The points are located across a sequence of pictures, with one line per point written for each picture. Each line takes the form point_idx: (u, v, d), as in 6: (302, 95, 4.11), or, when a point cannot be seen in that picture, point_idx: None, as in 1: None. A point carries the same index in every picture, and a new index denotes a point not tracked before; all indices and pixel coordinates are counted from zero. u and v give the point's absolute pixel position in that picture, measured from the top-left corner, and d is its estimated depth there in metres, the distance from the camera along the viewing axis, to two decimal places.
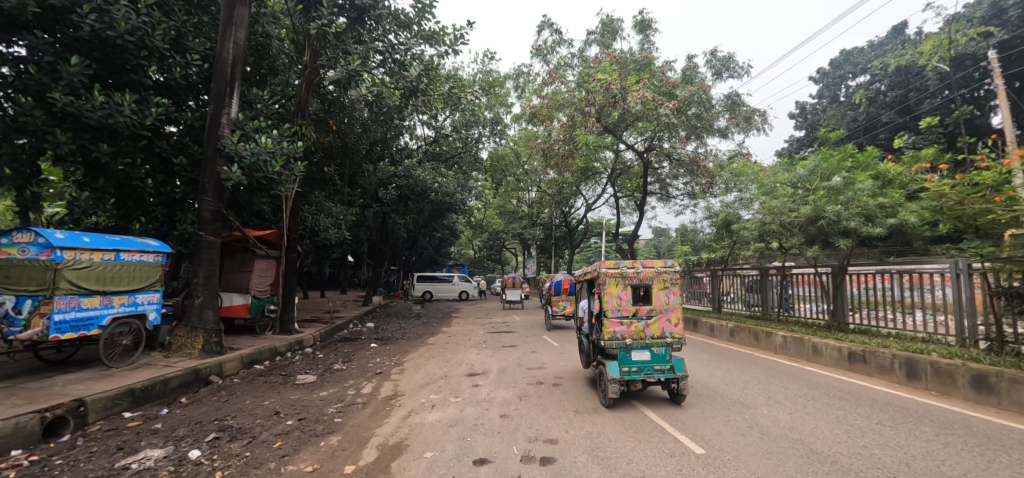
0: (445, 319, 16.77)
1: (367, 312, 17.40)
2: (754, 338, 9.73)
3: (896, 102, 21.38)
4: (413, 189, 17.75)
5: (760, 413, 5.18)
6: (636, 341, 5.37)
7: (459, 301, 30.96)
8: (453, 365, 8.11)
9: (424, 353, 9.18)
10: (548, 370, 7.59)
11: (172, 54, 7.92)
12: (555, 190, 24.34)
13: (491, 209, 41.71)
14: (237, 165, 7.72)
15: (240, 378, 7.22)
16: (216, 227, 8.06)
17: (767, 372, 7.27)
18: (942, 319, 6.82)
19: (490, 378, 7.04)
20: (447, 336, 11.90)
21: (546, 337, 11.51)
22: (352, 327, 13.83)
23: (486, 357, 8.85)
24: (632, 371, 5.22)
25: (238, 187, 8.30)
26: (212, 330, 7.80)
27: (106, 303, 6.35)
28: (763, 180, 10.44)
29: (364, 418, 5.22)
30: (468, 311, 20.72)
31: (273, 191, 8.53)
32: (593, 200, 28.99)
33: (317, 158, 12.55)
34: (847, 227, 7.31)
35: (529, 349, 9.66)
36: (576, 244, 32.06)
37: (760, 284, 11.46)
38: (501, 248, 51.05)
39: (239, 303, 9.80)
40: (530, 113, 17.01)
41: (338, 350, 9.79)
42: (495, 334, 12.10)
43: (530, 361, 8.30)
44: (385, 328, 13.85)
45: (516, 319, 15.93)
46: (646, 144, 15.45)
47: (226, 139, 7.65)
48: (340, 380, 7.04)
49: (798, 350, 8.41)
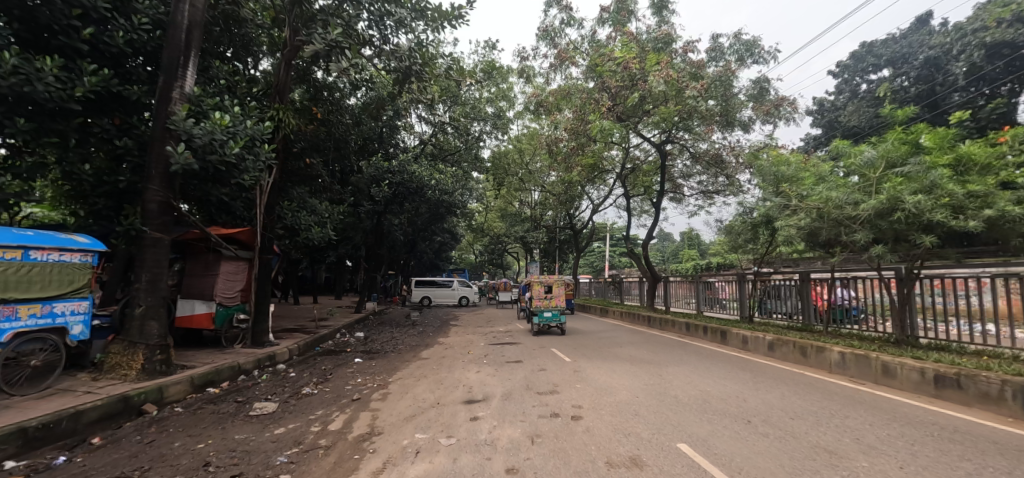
0: (443, 327, 15.37)
1: (359, 320, 16.02)
2: (802, 354, 8.32)
3: (925, 98, 19.79)
4: (408, 187, 16.43)
5: (860, 469, 3.77)
6: (546, 308, 13.54)
7: (460, 307, 29.58)
8: (448, 388, 6.71)
9: (414, 372, 7.79)
10: (562, 395, 6.21)
11: (112, 17, 6.63)
12: (561, 190, 22.93)
13: (493, 211, 40.28)
14: (186, 146, 6.37)
15: (184, 406, 5.83)
16: (165, 220, 6.70)
17: (836, 400, 5.83)
18: (1006, 331, 6.07)
19: (492, 408, 5.66)
20: (443, 348, 10.51)
21: (555, 351, 10.13)
22: (339, 337, 12.47)
23: (487, 376, 7.46)
24: (545, 321, 13.28)
25: (191, 175, 6.96)
26: (155, 346, 6.45)
27: (6, 315, 4.99)
28: (806, 170, 9.04)
29: (322, 472, 3.83)
30: (469, 318, 19.34)
31: (234, 180, 7.20)
32: (599, 201, 27.59)
33: (299, 149, 11.25)
34: (932, 220, 6.06)
35: (538, 366, 8.29)
36: (581, 248, 30.68)
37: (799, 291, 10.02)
38: (502, 253, 49.73)
39: (202, 312, 8.47)
40: (535, 105, 15.68)
41: (314, 367, 8.40)
42: (498, 346, 10.73)
43: (540, 382, 6.93)
44: (375, 339, 12.45)
45: (520, 328, 14.51)
46: (663, 136, 14.07)
47: (174, 115, 6.33)
48: (306, 410, 5.65)
49: (862, 370, 7.01)
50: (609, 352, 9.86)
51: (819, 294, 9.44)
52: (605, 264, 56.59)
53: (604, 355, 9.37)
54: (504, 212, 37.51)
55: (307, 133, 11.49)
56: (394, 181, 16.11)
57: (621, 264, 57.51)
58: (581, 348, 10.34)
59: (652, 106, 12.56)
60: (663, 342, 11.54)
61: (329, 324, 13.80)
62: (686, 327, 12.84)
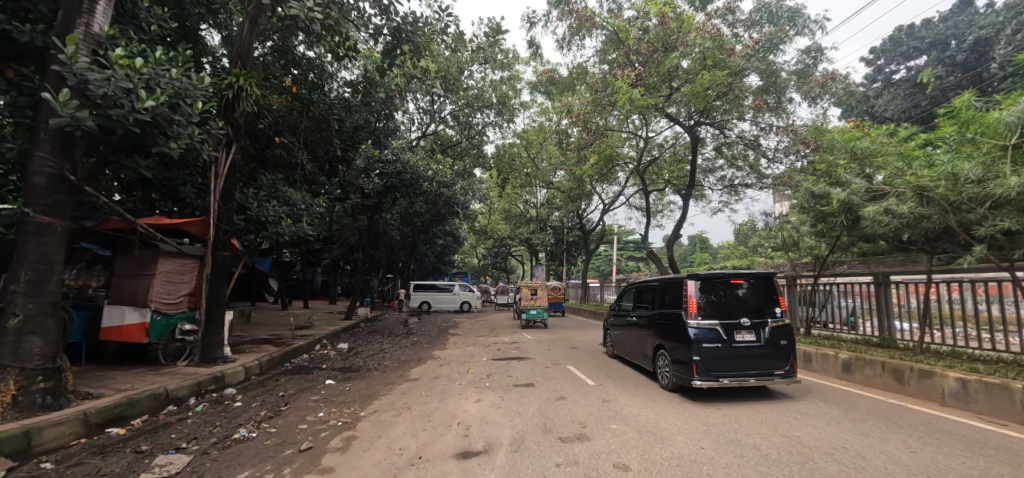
0: (440, 337, 13.61)
1: (346, 329, 14.28)
2: (896, 380, 6.36)
3: (972, 84, 17.87)
4: (402, 179, 14.76)
5: None
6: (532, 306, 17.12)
7: (460, 313, 27.72)
8: (436, 430, 4.92)
9: (394, 402, 6.00)
10: (595, 443, 4.41)
11: None
12: (571, 185, 21.17)
13: (497, 212, 38.51)
14: (77, 96, 4.59)
15: (56, 461, 4.08)
16: (55, 200, 4.94)
17: (997, 459, 3.96)
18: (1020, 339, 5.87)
19: (497, 466, 3.87)
20: (437, 365, 8.73)
21: (572, 369, 8.34)
22: (318, 348, 10.71)
23: (490, 409, 5.65)
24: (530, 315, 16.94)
25: (96, 141, 5.21)
26: (33, 373, 4.68)
27: None
28: (888, 146, 7.22)
29: None
30: (469, 325, 17.56)
31: (155, 150, 5.45)
32: (610, 200, 25.79)
33: (264, 125, 9.65)
34: None
35: (554, 393, 6.48)
36: (590, 250, 28.76)
37: (874, 298, 7.97)
38: (506, 256, 47.86)
39: (134, 322, 6.81)
40: (544, 85, 14.06)
41: (271, 392, 6.62)
42: (504, 363, 8.93)
43: (561, 420, 5.12)
44: (360, 351, 10.67)
45: (527, 338, 12.72)
46: (692, 117, 12.34)
47: (60, 52, 4.53)
48: (228, 469, 3.88)
49: (998, 405, 4.96)
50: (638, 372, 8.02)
51: (901, 301, 7.49)
52: (612, 268, 55.02)
53: (635, 376, 7.55)
54: (508, 212, 35.83)
55: (274, 108, 9.92)
56: (385, 172, 14.45)
57: (629, 269, 55.25)
58: (604, 366, 8.52)
59: (686, 79, 10.88)
60: None
61: (309, 333, 12.00)
62: None
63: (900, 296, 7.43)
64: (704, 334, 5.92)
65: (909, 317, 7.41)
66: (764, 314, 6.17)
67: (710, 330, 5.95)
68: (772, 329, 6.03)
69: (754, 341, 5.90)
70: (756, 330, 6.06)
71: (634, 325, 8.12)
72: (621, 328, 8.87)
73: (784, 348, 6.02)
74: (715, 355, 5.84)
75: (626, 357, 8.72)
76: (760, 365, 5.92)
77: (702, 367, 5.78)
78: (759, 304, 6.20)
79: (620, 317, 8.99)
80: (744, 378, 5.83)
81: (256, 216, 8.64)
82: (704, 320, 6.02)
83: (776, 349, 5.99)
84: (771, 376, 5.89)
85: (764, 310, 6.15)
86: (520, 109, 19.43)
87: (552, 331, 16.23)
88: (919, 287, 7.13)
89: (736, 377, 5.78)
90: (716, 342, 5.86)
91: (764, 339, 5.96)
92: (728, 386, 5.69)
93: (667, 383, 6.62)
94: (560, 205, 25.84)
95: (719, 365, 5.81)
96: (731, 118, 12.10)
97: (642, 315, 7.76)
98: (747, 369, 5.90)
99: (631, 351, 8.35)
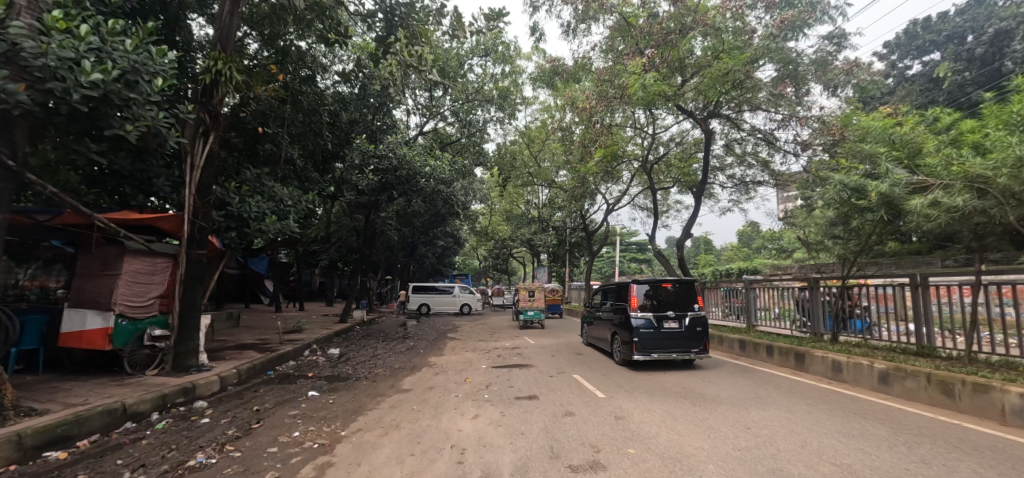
0: (438, 341, 12.94)
1: (339, 333, 13.62)
2: (944, 395, 5.62)
3: (990, 80, 17.25)
4: (398, 176, 14.14)
5: None
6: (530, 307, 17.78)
7: (460, 316, 27.04)
8: (426, 454, 4.24)
9: (381, 419, 5.32)
10: (613, 473, 3.72)
11: None
12: (575, 184, 20.54)
13: (498, 212, 37.90)
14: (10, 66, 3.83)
15: None
16: None
17: None
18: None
19: None
20: (432, 374, 8.05)
21: (579, 378, 7.66)
22: (307, 354, 10.04)
23: (489, 428, 4.97)
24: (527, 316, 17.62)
25: (39, 120, 4.42)
26: None
27: None
28: (927, 133, 6.56)
29: None
30: (469, 329, 16.91)
31: (110, 133, 4.73)
32: (613, 200, 25.15)
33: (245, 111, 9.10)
34: None
35: (560, 408, 5.80)
36: (593, 251, 28.07)
37: (894, 300, 7.48)
38: (507, 258, 47.18)
39: (96, 327, 6.17)
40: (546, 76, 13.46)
41: (246, 405, 5.95)
42: (504, 372, 8.25)
43: (571, 443, 4.43)
44: (351, 357, 10.00)
45: (530, 343, 12.06)
46: (704, 109, 11.70)
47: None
48: None
49: None
50: (651, 382, 7.32)
51: (920, 303, 7.04)
52: (615, 270, 54.29)
53: (649, 387, 6.86)
54: (509, 213, 35.25)
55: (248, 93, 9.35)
56: (380, 168, 13.85)
57: (631, 271, 54.53)
58: (614, 375, 7.84)
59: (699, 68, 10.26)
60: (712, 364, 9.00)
61: (298, 338, 11.29)
62: (739, 344, 9.99)
63: (921, 298, 6.98)
64: (643, 321, 8.57)
65: (935, 321, 6.89)
66: (686, 308, 8.76)
67: (647, 318, 8.60)
68: (693, 318, 8.62)
69: (678, 327, 8.53)
70: (680, 320, 8.66)
71: (601, 318, 10.61)
72: (593, 321, 11.34)
73: (698, 333, 8.65)
74: (650, 337, 8.48)
75: (597, 344, 11.16)
76: (682, 344, 8.55)
77: (640, 346, 8.39)
78: (683, 301, 8.83)
79: (592, 312, 11.45)
80: (669, 353, 8.44)
81: (236, 212, 8.00)
82: (643, 313, 8.59)
83: (694, 332, 8.62)
84: (689, 352, 8.50)
85: (688, 305, 8.73)
86: (522, 105, 18.85)
87: (555, 335, 15.55)
88: (942, 289, 6.67)
89: (662, 352, 8.49)
90: (650, 328, 8.49)
91: (684, 326, 8.59)
92: (657, 359, 8.32)
93: (621, 360, 9.13)
94: (563, 206, 25.22)
95: (652, 344, 8.45)
96: (745, 110, 11.46)
97: (607, 311, 10.18)
98: (672, 347, 8.52)
99: (599, 338, 10.82)
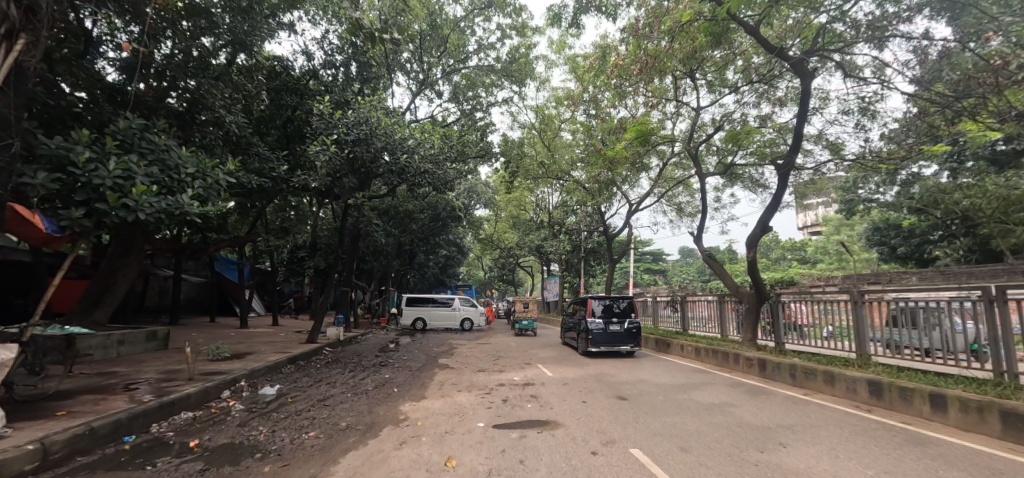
0: (423, 371, 9.77)
1: (295, 358, 10.40)
2: None
3: None
4: (370, 149, 10.99)
5: None
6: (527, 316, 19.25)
7: (460, 332, 23.61)
8: None
9: None
10: None
11: None
12: (595, 177, 17.61)
13: (505, 218, 35.03)
14: None
15: None
16: None
17: None
18: None
19: None
20: (394, 446, 4.76)
21: (644, 456, 4.40)
22: (221, 398, 6.80)
23: None
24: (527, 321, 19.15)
25: None
26: None
27: None
28: None
29: None
30: (466, 351, 13.83)
31: None
32: (636, 198, 22.09)
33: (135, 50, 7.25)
34: None
35: None
36: (613, 258, 24.68)
37: (974, 318, 6.02)
38: (514, 269, 43.91)
39: None
40: (570, 23, 10.55)
41: None
42: (515, 439, 4.95)
43: None
44: (286, 402, 6.78)
45: (545, 376, 8.89)
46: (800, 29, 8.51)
47: None
48: None
49: None
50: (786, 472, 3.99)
51: (1011, 322, 5.61)
52: (628, 282, 51.43)
53: None
54: (517, 218, 32.28)
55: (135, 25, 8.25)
56: (344, 139, 10.72)
57: (645, 283, 51.54)
58: (704, 452, 4.52)
59: None
60: (844, 423, 5.60)
61: (223, 369, 8.05)
62: (869, 388, 6.54)
63: (1009, 316, 5.55)
64: (597, 324, 12.51)
65: None
66: (625, 316, 12.73)
67: (599, 321, 12.58)
68: (631, 323, 12.44)
69: (620, 328, 12.40)
70: (620, 324, 12.55)
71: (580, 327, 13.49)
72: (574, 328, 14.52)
73: (633, 333, 12.57)
74: (599, 334, 12.41)
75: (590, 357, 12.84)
76: (621, 340, 12.49)
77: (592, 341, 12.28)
78: (625, 311, 12.80)
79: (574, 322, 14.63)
80: (610, 346, 12.38)
81: (80, 176, 4.98)
82: (595, 319, 12.56)
83: (632, 331, 12.54)
84: (622, 345, 12.48)
85: (628, 313, 12.80)
86: (535, 80, 15.94)
87: (573, 358, 12.44)
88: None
89: (607, 344, 12.34)
90: (600, 328, 12.41)
91: (623, 327, 12.49)
92: (602, 349, 12.18)
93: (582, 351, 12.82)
94: (578, 205, 22.27)
95: (599, 339, 12.39)
96: (856, 33, 8.33)
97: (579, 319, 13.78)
98: (613, 342, 12.42)
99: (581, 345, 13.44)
